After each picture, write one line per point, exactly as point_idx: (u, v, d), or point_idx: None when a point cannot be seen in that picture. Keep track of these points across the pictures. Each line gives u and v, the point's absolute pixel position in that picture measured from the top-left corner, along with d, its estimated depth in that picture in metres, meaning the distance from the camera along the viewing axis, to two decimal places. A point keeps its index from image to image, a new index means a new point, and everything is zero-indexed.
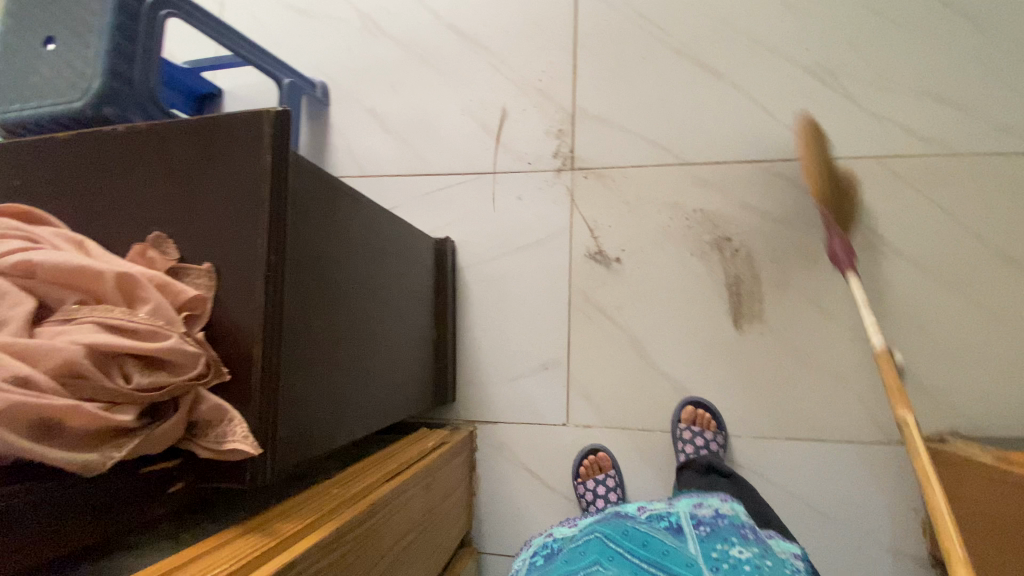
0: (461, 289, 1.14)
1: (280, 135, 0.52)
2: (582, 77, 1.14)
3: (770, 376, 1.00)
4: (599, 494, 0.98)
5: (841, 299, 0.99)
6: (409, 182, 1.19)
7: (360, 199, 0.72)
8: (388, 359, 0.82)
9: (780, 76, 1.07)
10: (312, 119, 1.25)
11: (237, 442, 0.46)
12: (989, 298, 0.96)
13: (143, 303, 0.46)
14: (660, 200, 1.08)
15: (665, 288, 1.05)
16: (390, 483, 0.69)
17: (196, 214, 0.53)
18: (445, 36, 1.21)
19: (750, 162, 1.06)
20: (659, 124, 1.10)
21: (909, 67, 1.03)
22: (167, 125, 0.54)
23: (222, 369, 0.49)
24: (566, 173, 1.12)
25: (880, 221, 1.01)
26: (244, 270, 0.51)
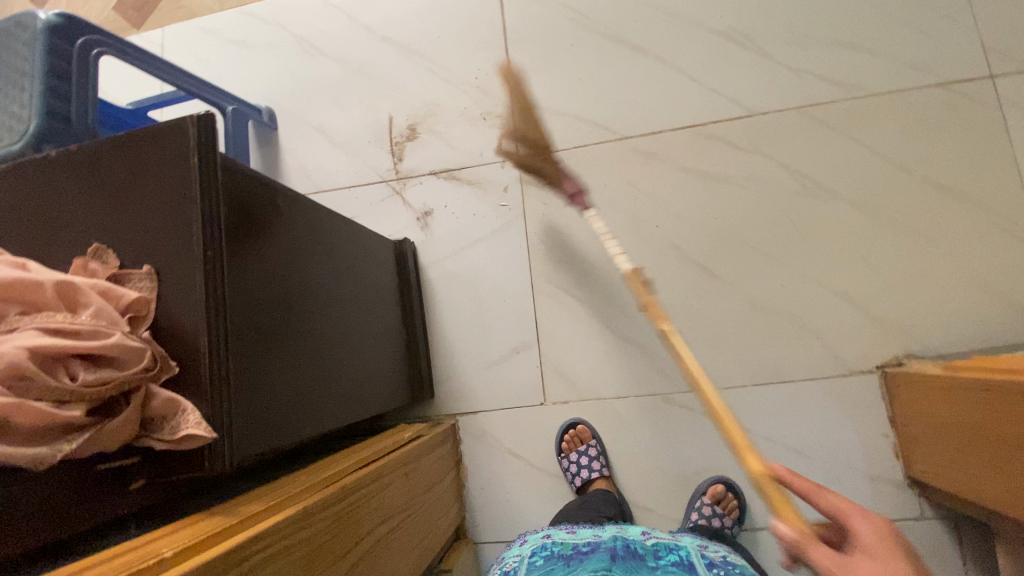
0: (426, 286, 1.16)
1: (204, 138, 0.55)
2: (515, 70, 1.18)
3: (730, 330, 1.03)
4: (582, 465, 1.00)
5: (788, 247, 1.03)
6: (362, 192, 1.21)
7: (306, 200, 0.75)
8: (353, 355, 0.84)
9: (703, 44, 1.11)
10: (262, 144, 1.27)
11: (191, 428, 0.48)
12: (925, 225, 1.00)
13: (84, 307, 0.48)
14: (605, 176, 1.11)
15: (621, 259, 1.08)
16: (364, 468, 0.71)
17: (133, 223, 0.55)
18: (379, 48, 1.24)
19: (685, 128, 1.09)
20: (593, 104, 1.14)
21: (819, 20, 1.07)
22: (97, 143, 0.57)
23: (170, 362, 0.51)
24: (512, 163, 1.16)
25: (817, 167, 1.04)
26: (183, 268, 0.53)
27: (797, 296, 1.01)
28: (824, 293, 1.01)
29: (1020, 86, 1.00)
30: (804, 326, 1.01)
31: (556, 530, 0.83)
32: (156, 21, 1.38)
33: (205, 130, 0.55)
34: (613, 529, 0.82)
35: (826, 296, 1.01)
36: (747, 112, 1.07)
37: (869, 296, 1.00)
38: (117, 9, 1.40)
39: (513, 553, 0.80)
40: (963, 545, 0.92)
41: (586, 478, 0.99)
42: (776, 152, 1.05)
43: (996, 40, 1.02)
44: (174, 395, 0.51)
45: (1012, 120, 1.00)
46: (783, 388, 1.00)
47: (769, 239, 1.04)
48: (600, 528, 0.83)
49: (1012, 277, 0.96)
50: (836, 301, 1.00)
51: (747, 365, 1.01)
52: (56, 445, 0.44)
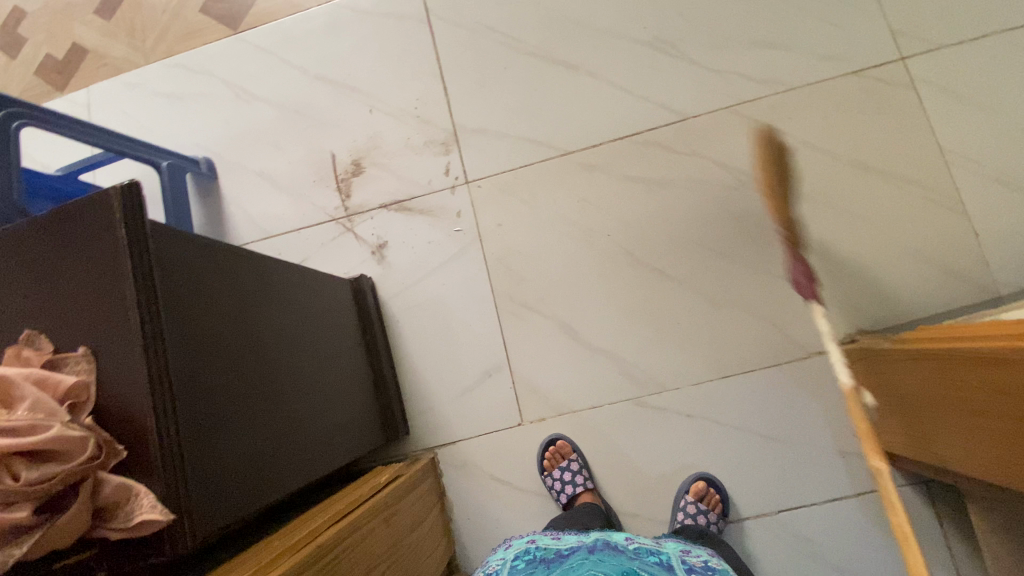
0: (389, 321, 1.15)
1: (131, 208, 0.53)
2: (454, 97, 1.19)
3: (692, 326, 1.05)
4: (566, 481, 1.00)
5: (736, 240, 1.06)
6: (313, 233, 1.19)
7: (247, 253, 0.74)
8: (316, 404, 0.83)
9: (631, 54, 1.14)
10: (204, 196, 1.24)
11: (147, 514, 0.47)
12: (860, 205, 1.05)
13: (19, 401, 0.46)
14: (553, 192, 1.13)
15: (580, 271, 1.10)
16: (342, 521, 0.69)
17: (63, 305, 0.53)
18: (315, 87, 1.24)
19: (624, 137, 1.12)
20: (534, 123, 1.16)
21: (736, 22, 1.13)
22: (19, 224, 0.55)
23: (119, 447, 0.49)
24: (461, 189, 1.16)
25: (753, 162, 1.08)
26: (121, 346, 0.52)
27: (750, 287, 1.05)
28: (775, 281, 1.05)
29: (926, 66, 1.07)
30: (761, 315, 1.04)
31: (541, 537, 0.85)
32: (80, 81, 1.34)
33: (131, 200, 0.54)
34: (597, 535, 0.83)
35: (777, 284, 1.04)
36: (681, 116, 1.11)
37: (815, 279, 1.04)
38: (37, 73, 1.36)
39: (497, 555, 0.80)
40: (934, 505, 0.96)
41: (572, 494, 0.99)
42: (713, 151, 1.10)
43: (898, 26, 1.09)
44: (126, 479, 0.49)
45: (923, 99, 1.06)
46: (750, 377, 1.03)
47: (717, 235, 1.07)
48: (584, 534, 0.84)
49: (943, 245, 1.02)
50: (786, 287, 1.04)
51: (712, 360, 1.04)
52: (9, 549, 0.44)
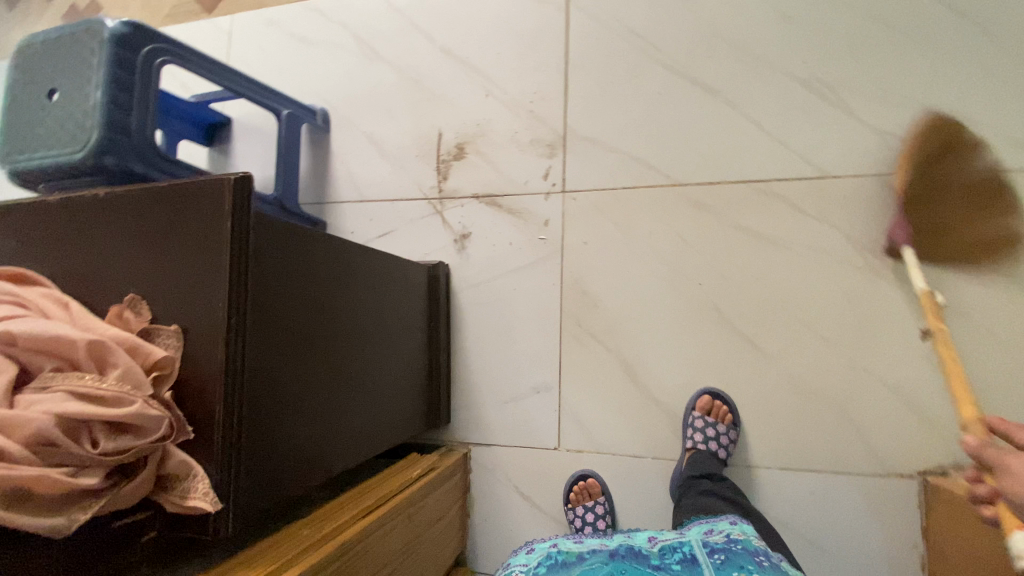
0: (455, 311, 1.16)
1: (240, 200, 0.55)
2: (573, 97, 1.12)
3: (763, 404, 0.97)
4: (587, 520, 0.99)
5: (841, 325, 0.95)
6: (403, 207, 1.21)
7: (336, 242, 0.76)
8: (367, 390, 0.86)
9: (779, 91, 1.02)
10: (313, 146, 1.28)
11: (198, 499, 0.51)
12: (1004, 326, 0.90)
13: (113, 368, 0.50)
14: (651, 224, 1.06)
15: (657, 314, 1.04)
16: (367, 517, 0.72)
17: (165, 279, 0.56)
18: (437, 58, 1.22)
19: (746, 182, 1.02)
20: (650, 143, 1.07)
21: (916, 78, 0.96)
22: (143, 190, 0.58)
23: (187, 428, 0.53)
24: (555, 197, 1.12)
25: (888, 245, 0.95)
26: (206, 331, 0.55)
27: (842, 381, 0.94)
28: (873, 382, 0.93)
29: None
30: (845, 414, 0.94)
31: (562, 539, 0.76)
32: (227, 8, 1.40)
33: (242, 192, 0.55)
34: (622, 536, 0.77)
35: (874, 387, 0.93)
36: (818, 173, 0.99)
37: (922, 393, 0.92)
38: None
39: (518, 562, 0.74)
40: None
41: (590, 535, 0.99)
42: (843, 221, 0.97)
43: None
44: (189, 457, 0.53)
45: None
46: (812, 475, 0.94)
47: (820, 316, 0.96)
48: (608, 536, 0.77)
49: None
50: (883, 393, 0.93)
51: (773, 446, 0.96)
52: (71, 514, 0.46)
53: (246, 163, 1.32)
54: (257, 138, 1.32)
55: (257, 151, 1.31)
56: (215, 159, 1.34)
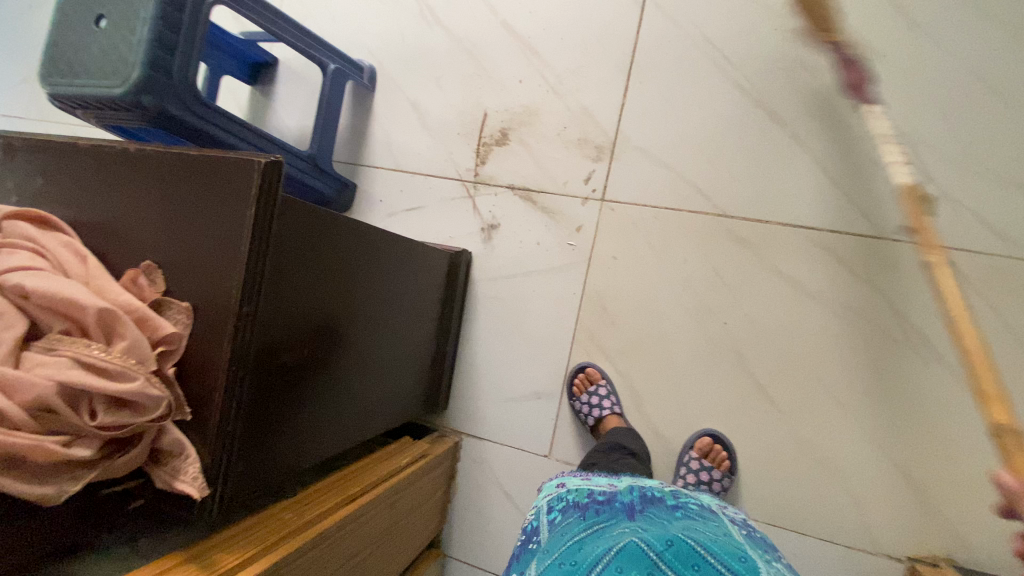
0: (471, 300, 1.14)
1: (269, 185, 0.53)
2: (631, 102, 1.06)
3: (763, 455, 0.95)
4: (593, 404, 1.00)
5: (862, 394, 0.92)
6: (437, 185, 1.18)
7: (360, 226, 0.73)
8: (370, 376, 0.86)
9: (852, 136, 0.95)
10: (356, 104, 1.24)
11: (186, 483, 0.51)
12: None
13: (120, 339, 0.50)
14: (687, 250, 1.01)
15: (674, 344, 1.00)
16: (350, 505, 0.73)
17: (183, 252, 0.55)
18: (496, 32, 1.15)
19: (795, 227, 0.96)
20: (703, 165, 1.01)
21: (1005, 150, 0.88)
22: (173, 155, 0.56)
23: (185, 408, 0.53)
24: (592, 204, 1.07)
25: (931, 322, 0.90)
26: (216, 316, 0.53)
27: (849, 450, 0.92)
28: (880, 459, 0.91)
29: None
30: (845, 482, 0.92)
31: (570, 478, 0.85)
32: None
33: (271, 177, 0.53)
34: (631, 479, 0.81)
35: (880, 462, 0.91)
36: (874, 232, 0.93)
37: (929, 479, 0.88)
38: None
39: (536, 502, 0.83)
40: None
41: (598, 417, 0.99)
42: (890, 287, 0.92)
43: None
44: (183, 434, 0.53)
45: None
46: (796, 535, 0.93)
47: (842, 381, 0.93)
48: (615, 478, 0.83)
49: None
50: (888, 471, 0.90)
51: (764, 499, 0.95)
52: (62, 483, 0.46)
53: (286, 110, 1.28)
54: (300, 85, 1.28)
55: (298, 98, 1.28)
56: (256, 100, 1.31)
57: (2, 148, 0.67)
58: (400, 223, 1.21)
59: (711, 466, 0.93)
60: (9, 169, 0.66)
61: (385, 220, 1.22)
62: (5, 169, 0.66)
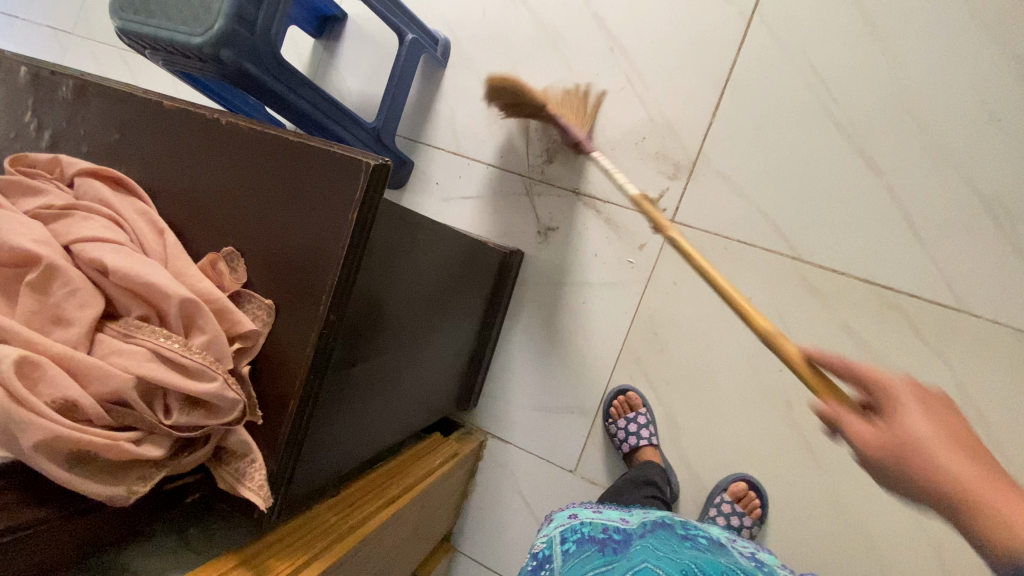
0: (516, 302, 1.11)
1: (373, 189, 0.49)
2: (720, 124, 1.00)
3: (794, 508, 0.94)
4: (631, 432, 0.97)
5: None
6: (497, 176, 1.13)
7: (418, 222, 0.69)
8: (416, 372, 0.84)
9: (953, 199, 0.89)
10: (425, 78, 1.18)
11: (251, 491, 0.48)
12: None
13: (199, 333, 0.47)
14: (752, 289, 0.97)
15: (721, 383, 0.98)
16: (388, 509, 0.71)
17: (269, 245, 0.51)
18: (586, 24, 1.08)
19: (872, 284, 0.92)
20: (784, 203, 0.96)
21: None
22: (271, 138, 0.52)
23: (256, 410, 0.50)
24: (660, 224, 1.03)
25: (997, 408, 0.87)
26: (300, 320, 0.50)
27: (886, 521, 0.90)
28: (915, 532, 0.89)
29: None
30: (874, 547, 0.90)
31: (582, 510, 0.82)
32: None
33: (377, 181, 0.49)
34: (640, 513, 0.81)
35: (915, 535, 0.89)
36: (954, 303, 0.89)
37: (961, 559, 0.87)
38: None
39: (543, 532, 0.80)
40: None
41: (634, 445, 0.97)
42: (960, 365, 0.88)
43: None
44: (250, 435, 0.51)
45: None
46: None
47: None
48: (626, 512, 0.82)
49: None
50: (920, 545, 0.89)
51: (787, 549, 0.94)
52: (130, 485, 0.44)
53: (349, 71, 1.22)
54: (368, 47, 1.21)
55: (364, 61, 1.21)
56: (319, 55, 1.24)
57: (75, 91, 0.62)
58: (453, 210, 1.16)
59: (743, 511, 0.91)
60: (82, 116, 0.62)
61: (439, 204, 1.17)
62: (78, 114, 0.62)
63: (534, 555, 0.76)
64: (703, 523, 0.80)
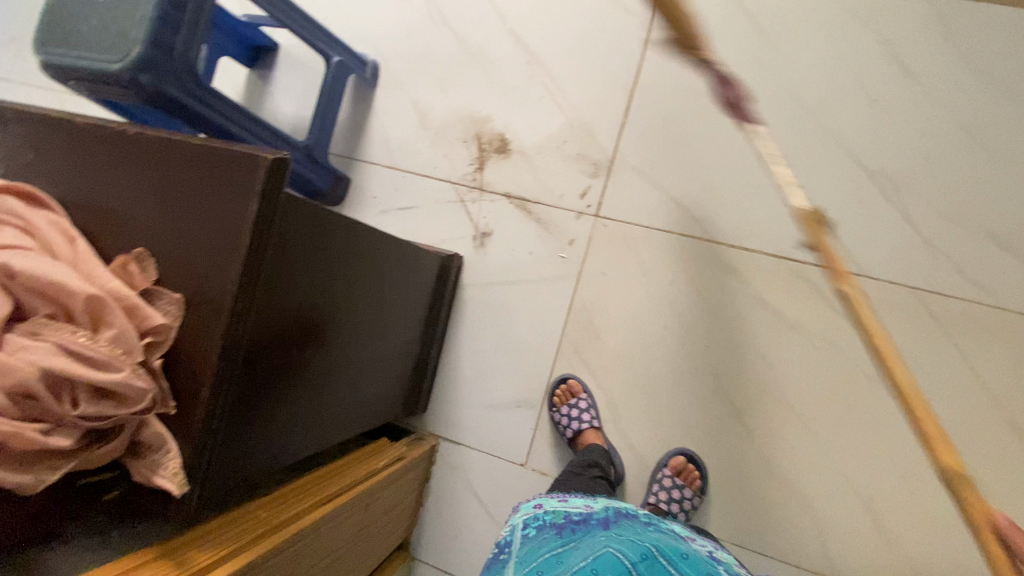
0: (458, 305, 1.15)
1: (272, 182, 0.52)
2: (632, 124, 1.07)
3: (733, 478, 0.98)
4: (572, 417, 1.01)
5: (833, 425, 0.95)
6: (432, 187, 1.18)
7: (351, 224, 0.72)
8: (358, 374, 0.86)
9: (842, 176, 0.98)
10: (357, 99, 1.23)
11: (165, 479, 0.51)
12: (988, 472, 0.90)
13: (107, 328, 0.48)
14: (675, 273, 1.03)
15: (655, 364, 1.02)
16: (325, 506, 0.73)
17: (177, 242, 0.54)
18: (504, 41, 1.15)
19: (782, 259, 0.99)
20: (695, 191, 1.04)
21: (979, 199, 0.93)
22: (176, 143, 0.55)
23: (169, 402, 0.52)
24: (586, 219, 1.08)
25: (902, 362, 0.94)
26: (208, 311, 0.53)
27: (819, 479, 0.95)
28: (845, 488, 0.94)
29: None
30: (810, 507, 0.95)
31: (548, 500, 0.84)
32: None
33: (276, 174, 0.52)
34: (604, 501, 0.83)
35: (845, 490, 0.94)
36: (853, 269, 0.96)
37: (889, 510, 0.92)
38: None
39: (511, 520, 0.83)
40: None
41: (576, 429, 1.00)
42: (866, 325, 0.95)
43: None
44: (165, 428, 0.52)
45: None
46: (759, 557, 0.96)
47: (816, 413, 0.96)
48: (591, 499, 0.84)
49: None
50: (852, 501, 0.94)
51: (732, 519, 0.98)
52: (40, 473, 0.46)
53: (284, 97, 1.26)
54: (300, 74, 1.25)
55: (298, 87, 1.25)
56: (252, 84, 1.28)
57: None
58: (392, 221, 1.20)
59: (684, 484, 0.95)
60: None
61: (377, 217, 1.21)
62: None
63: (499, 546, 0.78)
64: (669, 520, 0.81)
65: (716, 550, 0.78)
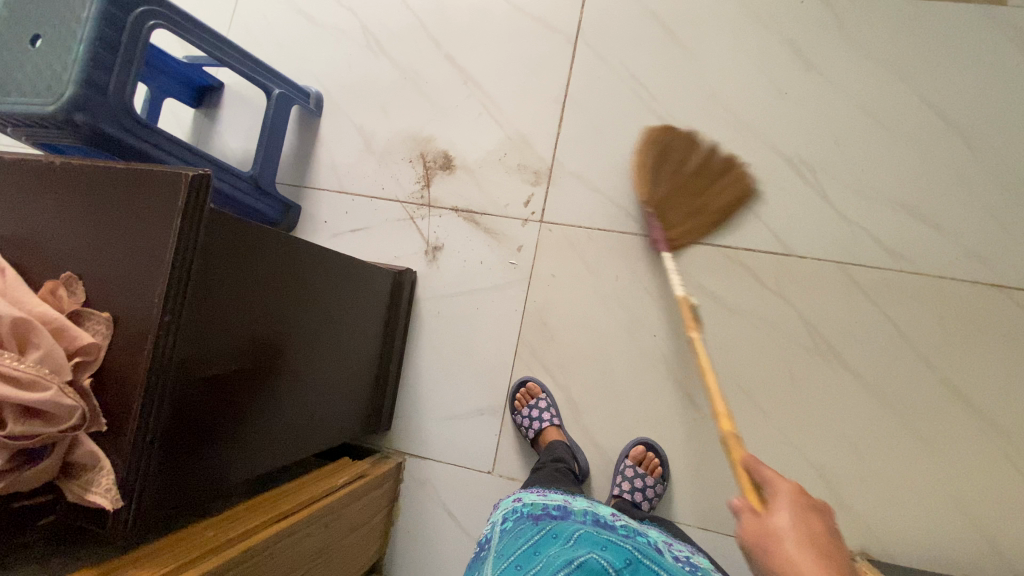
0: (415, 320, 1.16)
1: (195, 198, 0.54)
2: (566, 132, 1.13)
3: (693, 462, 1.00)
4: (533, 417, 1.02)
5: (782, 400, 0.98)
6: (381, 207, 1.21)
7: (292, 241, 0.73)
8: (312, 392, 0.86)
9: (764, 165, 1.04)
10: (303, 130, 1.27)
11: (97, 494, 0.51)
12: (929, 429, 0.94)
13: (34, 349, 0.49)
14: (619, 269, 1.07)
15: (608, 358, 1.05)
16: (280, 523, 0.72)
17: (104, 264, 0.56)
18: (440, 64, 1.21)
19: (717, 247, 1.04)
20: (631, 190, 1.09)
21: (889, 176, 1.00)
22: (101, 169, 0.57)
23: (100, 418, 0.53)
24: (532, 225, 1.12)
25: (838, 333, 0.98)
26: (136, 327, 0.54)
27: (773, 455, 0.98)
28: (799, 460, 0.97)
29: None
30: None
31: (527, 493, 0.86)
32: None
33: (198, 190, 0.54)
34: (585, 502, 0.83)
35: (799, 463, 0.97)
36: (783, 250, 1.02)
37: (842, 476, 0.95)
38: None
39: (495, 513, 0.85)
40: None
41: (537, 429, 1.02)
42: (801, 302, 1.00)
43: None
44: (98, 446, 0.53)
45: None
46: (726, 538, 0.98)
47: (765, 390, 0.99)
48: (571, 496, 0.84)
49: (999, 515, 0.91)
50: (807, 472, 0.96)
51: (697, 504, 0.99)
52: None
53: (230, 133, 1.29)
54: (245, 110, 1.29)
55: (243, 122, 1.28)
56: (199, 123, 1.31)
57: None
58: (345, 244, 1.22)
59: (645, 472, 0.97)
60: None
61: (329, 240, 1.23)
62: None
63: (480, 541, 0.80)
64: (648, 531, 0.81)
65: (695, 560, 0.76)
